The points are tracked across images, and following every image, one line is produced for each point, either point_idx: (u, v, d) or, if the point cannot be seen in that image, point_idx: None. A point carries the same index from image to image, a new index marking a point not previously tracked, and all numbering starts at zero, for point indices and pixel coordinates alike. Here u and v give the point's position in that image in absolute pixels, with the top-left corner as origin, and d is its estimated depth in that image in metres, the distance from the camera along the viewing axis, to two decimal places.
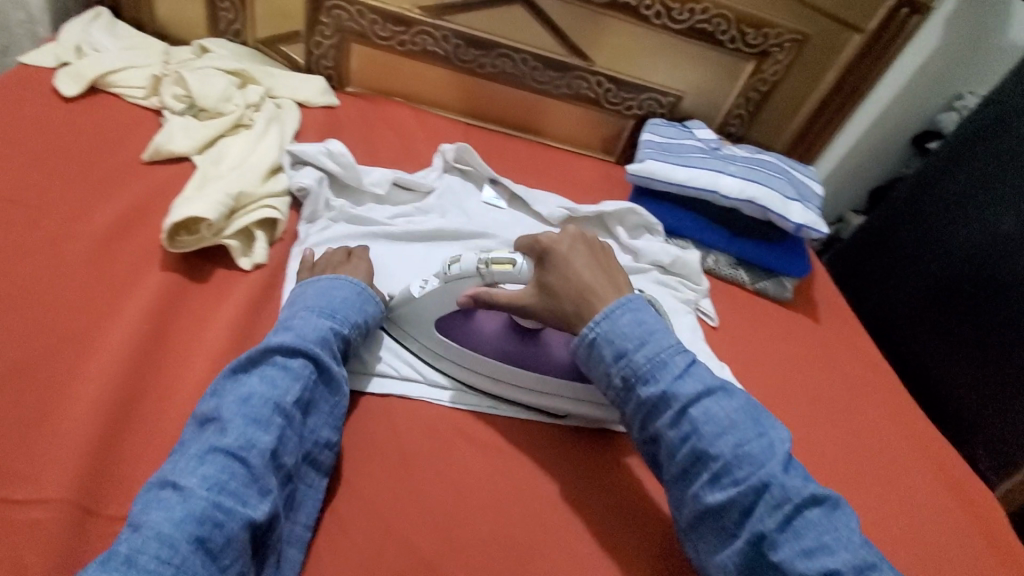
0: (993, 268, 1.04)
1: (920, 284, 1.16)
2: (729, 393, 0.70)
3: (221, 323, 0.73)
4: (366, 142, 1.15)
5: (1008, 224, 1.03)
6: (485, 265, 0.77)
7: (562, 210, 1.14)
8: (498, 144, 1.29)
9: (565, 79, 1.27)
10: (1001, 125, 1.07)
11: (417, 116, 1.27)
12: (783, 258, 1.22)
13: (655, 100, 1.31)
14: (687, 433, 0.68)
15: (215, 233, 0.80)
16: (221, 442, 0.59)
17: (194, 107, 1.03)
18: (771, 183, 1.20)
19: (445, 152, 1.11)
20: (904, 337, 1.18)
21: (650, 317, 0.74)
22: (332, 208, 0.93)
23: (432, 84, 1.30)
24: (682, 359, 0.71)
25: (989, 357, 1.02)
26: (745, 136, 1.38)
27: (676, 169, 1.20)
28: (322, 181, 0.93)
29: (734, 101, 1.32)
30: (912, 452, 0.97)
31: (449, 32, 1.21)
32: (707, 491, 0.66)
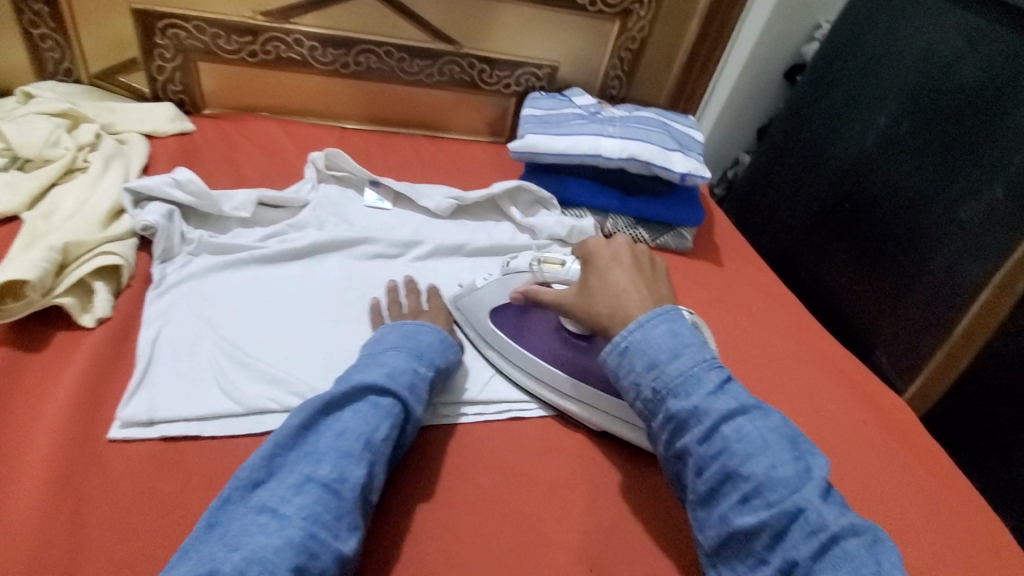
0: (865, 182, 1.06)
1: (807, 207, 1.18)
2: (766, 414, 0.65)
3: (61, 393, 0.65)
4: (228, 162, 1.06)
5: (875, 137, 1.05)
6: (538, 264, 0.86)
7: (449, 200, 1.11)
8: (378, 143, 1.23)
9: (435, 65, 1.21)
10: (854, 44, 1.09)
11: (284, 127, 1.19)
12: (679, 209, 1.23)
13: (531, 74, 1.27)
14: (716, 450, 0.63)
15: (44, 293, 0.71)
16: (317, 473, 0.59)
17: (17, 160, 0.93)
18: (650, 138, 1.22)
19: (315, 160, 1.05)
20: (803, 264, 1.20)
21: (685, 329, 0.69)
22: (189, 240, 0.86)
23: (296, 90, 1.21)
24: (716, 372, 0.66)
25: (879, 266, 1.04)
26: (628, 98, 1.34)
27: (559, 139, 1.19)
28: (173, 214, 0.85)
29: (609, 63, 1.30)
30: (822, 374, 0.99)
31: (301, 34, 1.13)
32: (736, 512, 0.61)
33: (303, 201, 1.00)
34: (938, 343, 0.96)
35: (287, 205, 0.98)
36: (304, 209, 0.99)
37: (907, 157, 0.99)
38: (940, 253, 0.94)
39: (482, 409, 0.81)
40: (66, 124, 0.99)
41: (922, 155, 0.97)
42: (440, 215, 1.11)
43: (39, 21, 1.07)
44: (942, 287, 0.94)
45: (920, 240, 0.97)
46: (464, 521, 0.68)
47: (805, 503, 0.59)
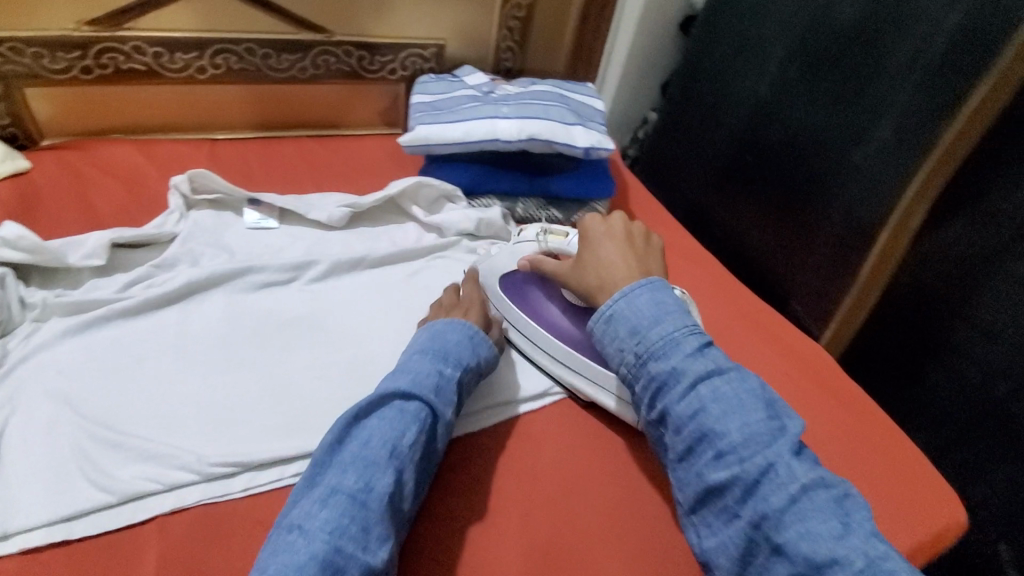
0: (766, 131, 1.04)
1: (711, 162, 1.15)
2: (741, 376, 0.70)
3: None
4: (76, 200, 0.92)
5: (767, 84, 1.01)
6: (543, 235, 0.94)
7: (344, 208, 1.01)
8: (255, 152, 1.10)
9: (307, 59, 1.07)
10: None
11: (142, 149, 1.05)
12: (588, 183, 1.20)
13: (417, 57, 1.17)
14: (693, 412, 0.68)
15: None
16: (342, 484, 0.63)
17: None
18: (549, 115, 1.15)
19: (177, 184, 0.93)
20: (712, 221, 1.19)
21: (669, 302, 0.75)
22: (30, 306, 0.78)
23: (151, 105, 1.03)
24: (700, 340, 0.72)
25: (787, 214, 1.04)
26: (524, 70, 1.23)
27: (455, 124, 1.11)
28: (6, 278, 0.78)
29: (498, 35, 1.19)
30: (747, 337, 0.98)
31: (140, 41, 0.95)
32: (710, 467, 0.66)
33: (169, 233, 0.90)
34: (846, 284, 0.97)
35: (148, 242, 0.89)
36: (171, 243, 0.90)
37: (803, 101, 0.96)
38: (845, 192, 0.93)
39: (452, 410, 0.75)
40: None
41: (817, 98, 0.94)
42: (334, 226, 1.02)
43: None
44: (844, 231, 0.94)
45: (823, 185, 0.96)
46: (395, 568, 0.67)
47: (776, 459, 0.64)
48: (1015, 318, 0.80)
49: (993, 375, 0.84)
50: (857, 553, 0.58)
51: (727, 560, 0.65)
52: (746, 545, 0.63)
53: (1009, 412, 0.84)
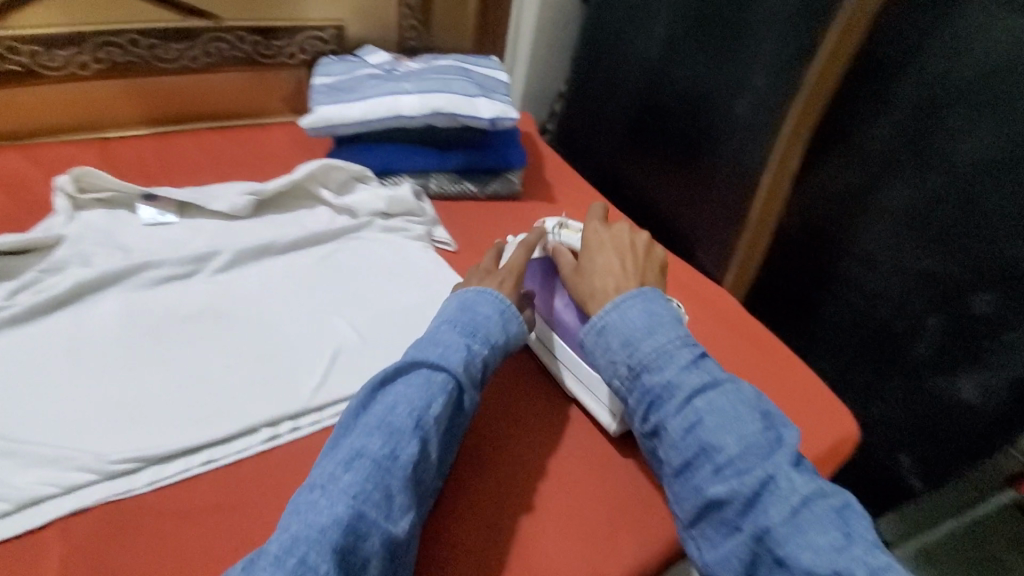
0: (660, 92, 0.99)
1: (624, 117, 1.07)
2: (426, 413, 0.53)
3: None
4: None
5: (659, 46, 0.97)
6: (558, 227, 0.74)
7: (247, 195, 0.80)
8: None
9: (196, 47, 0.92)
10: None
11: None
12: (499, 152, 0.95)
13: (316, 38, 1.01)
14: (368, 430, 0.52)
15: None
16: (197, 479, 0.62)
17: None
18: (450, 85, 0.89)
19: (61, 186, 0.74)
20: (627, 179, 1.10)
21: (484, 309, 0.62)
22: None
23: (17, 110, 0.87)
24: (437, 359, 0.56)
25: (694, 171, 0.96)
26: (433, 48, 1.14)
27: (353, 105, 0.86)
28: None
29: (399, 12, 1.06)
30: None
31: (13, 39, 0.81)
32: (335, 476, 0.48)
33: (57, 239, 0.70)
34: (735, 230, 0.93)
35: (36, 248, 0.69)
36: (57, 249, 0.69)
37: (687, 61, 0.93)
38: (728, 143, 0.90)
39: (199, 458, 0.55)
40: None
41: (697, 61, 0.92)
42: (242, 217, 0.81)
43: None
44: (739, 185, 0.90)
45: (710, 142, 0.92)
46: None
47: (774, 470, 0.52)
48: (930, 262, 0.76)
49: (911, 339, 0.81)
50: (859, 563, 0.47)
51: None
52: (336, 551, 0.44)
53: (916, 385, 0.82)
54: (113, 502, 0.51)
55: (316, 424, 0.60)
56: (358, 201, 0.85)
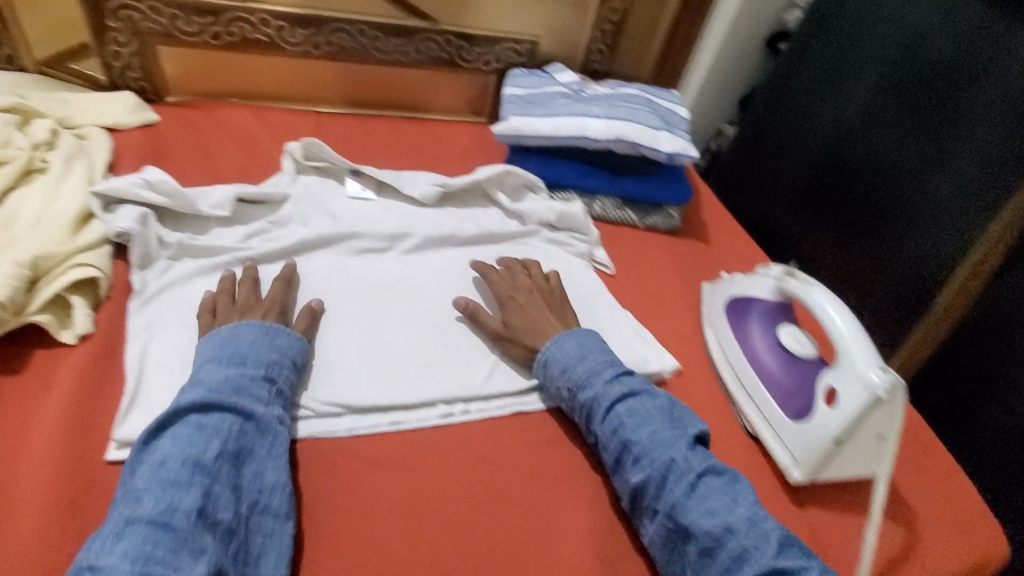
0: (847, 158, 0.97)
1: (793, 178, 1.06)
2: (187, 451, 0.50)
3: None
4: None
5: (856, 112, 0.95)
6: (786, 278, 0.73)
7: (436, 187, 0.88)
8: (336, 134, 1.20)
9: (411, 44, 1.01)
10: (827, 19, 0.98)
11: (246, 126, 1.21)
12: (667, 187, 0.97)
13: (511, 50, 1.07)
14: (137, 494, 0.48)
15: (18, 311, 0.58)
16: (137, 512, 0.46)
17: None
18: (637, 115, 0.93)
19: (291, 151, 0.85)
20: (787, 241, 1.09)
21: (245, 338, 0.60)
22: None
23: (255, 75, 0.98)
24: (209, 395, 0.53)
25: (871, 248, 0.95)
26: (611, 72, 1.18)
27: (543, 120, 0.91)
28: (149, 218, 0.69)
29: (591, 36, 1.11)
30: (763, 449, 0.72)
31: (266, 13, 0.91)
32: (103, 550, 0.44)
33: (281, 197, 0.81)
34: (916, 314, 0.92)
35: (265, 201, 0.80)
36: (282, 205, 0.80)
37: (887, 136, 0.91)
38: (913, 229, 0.89)
39: (387, 418, 0.62)
40: (15, 121, 0.76)
41: (897, 138, 0.90)
42: (427, 205, 0.88)
43: None
44: (931, 271, 0.88)
45: (900, 217, 0.90)
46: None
47: (678, 454, 0.58)
48: None
49: None
50: (742, 519, 0.54)
51: (659, 554, 0.56)
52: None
53: None
54: (318, 440, 0.60)
55: (483, 411, 0.66)
56: (532, 209, 0.90)
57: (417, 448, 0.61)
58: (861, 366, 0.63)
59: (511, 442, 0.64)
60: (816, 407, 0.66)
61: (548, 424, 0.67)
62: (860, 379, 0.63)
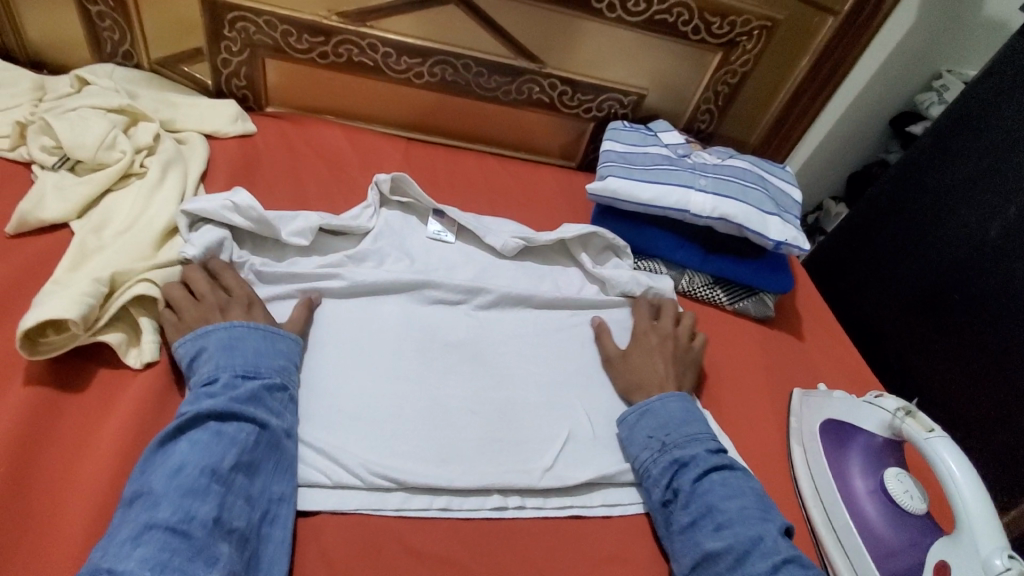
0: (978, 277, 0.85)
1: (910, 283, 0.94)
2: (208, 455, 0.49)
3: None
4: None
5: (998, 228, 0.82)
6: (901, 415, 0.63)
7: (518, 239, 0.82)
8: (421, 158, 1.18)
9: (514, 84, 0.97)
10: (985, 113, 0.85)
11: None
12: (765, 273, 0.88)
13: (614, 101, 1.02)
14: (153, 499, 0.46)
15: (90, 328, 0.57)
16: (155, 517, 0.44)
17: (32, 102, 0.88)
18: (745, 193, 0.85)
19: (378, 182, 0.81)
20: (891, 351, 0.97)
21: (249, 345, 0.58)
22: None
23: (353, 95, 0.97)
24: (229, 404, 0.52)
25: (993, 385, 0.82)
26: (715, 135, 1.11)
27: (645, 186, 0.85)
28: (225, 243, 0.68)
29: (702, 96, 1.04)
30: None
31: (377, 40, 0.90)
32: (119, 554, 0.42)
33: (362, 229, 0.78)
34: None
35: (346, 232, 0.78)
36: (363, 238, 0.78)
37: None
38: None
39: (438, 501, 0.57)
40: (122, 121, 0.77)
41: None
42: (506, 256, 0.83)
43: None
44: None
45: None
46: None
47: (767, 534, 0.55)
48: None
49: None
50: None
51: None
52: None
53: None
54: (364, 515, 0.55)
55: (540, 509, 0.60)
56: (617, 275, 0.82)
57: (466, 543, 0.56)
58: (983, 547, 0.53)
59: (567, 553, 0.57)
60: None
61: (609, 535, 0.60)
62: (979, 561, 0.53)
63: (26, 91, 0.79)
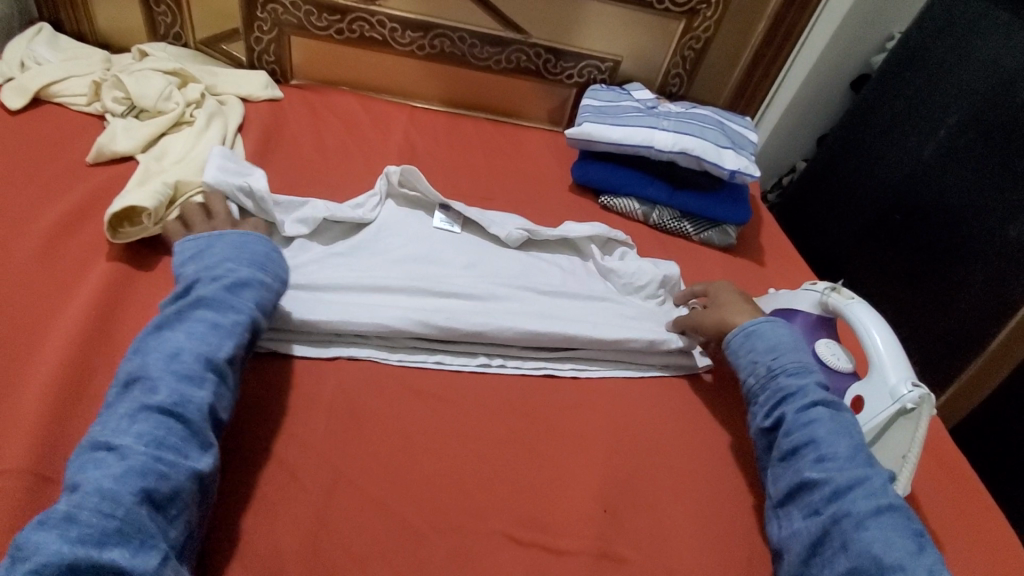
0: (918, 193, 0.94)
1: (863, 211, 1.04)
2: (204, 344, 0.54)
3: (60, 333, 0.60)
4: None
5: (933, 148, 0.92)
6: (829, 292, 0.74)
7: (522, 230, 0.84)
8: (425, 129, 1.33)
9: (503, 53, 1.12)
10: (920, 52, 0.96)
11: None
12: (727, 204, 1.00)
13: (593, 67, 1.16)
14: (151, 383, 0.51)
15: (157, 222, 0.71)
16: (152, 400, 0.50)
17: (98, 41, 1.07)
18: (704, 132, 0.98)
19: (389, 174, 0.85)
20: (848, 275, 1.07)
21: (258, 249, 0.65)
22: None
23: (365, 66, 1.12)
24: (222, 299, 0.58)
25: (933, 288, 0.92)
26: (686, 98, 1.24)
27: (615, 128, 0.98)
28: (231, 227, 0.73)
29: (670, 62, 1.18)
30: None
31: (385, 16, 1.05)
32: (119, 430, 0.48)
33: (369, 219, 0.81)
34: (973, 354, 0.89)
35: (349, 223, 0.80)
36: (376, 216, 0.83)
37: (965, 172, 0.88)
38: (982, 271, 0.85)
39: (433, 356, 0.70)
40: (175, 82, 0.93)
41: (978, 174, 0.86)
42: (510, 247, 0.85)
43: None
44: (988, 314, 0.85)
45: (967, 257, 0.87)
46: (324, 486, 0.56)
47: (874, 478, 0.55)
48: None
49: None
50: (922, 566, 0.49)
51: (796, 556, 0.55)
52: (138, 496, 0.44)
53: None
54: (372, 362, 0.68)
55: (519, 368, 0.71)
56: (625, 270, 0.83)
57: (455, 387, 0.68)
58: (891, 378, 0.63)
59: (538, 400, 0.69)
60: None
61: (575, 391, 0.71)
62: (887, 390, 0.62)
63: (97, 61, 0.96)
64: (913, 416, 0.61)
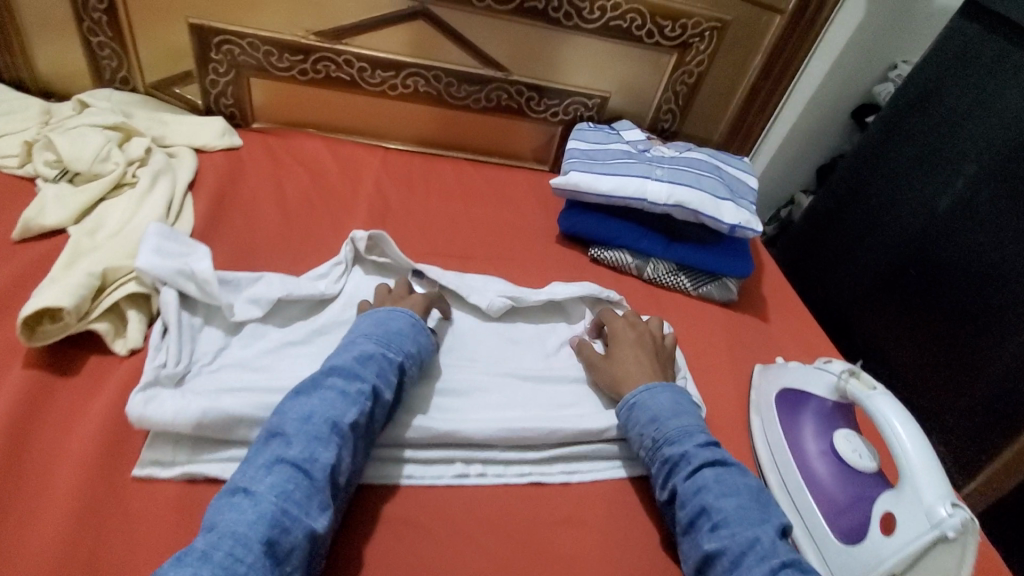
0: (935, 247, 0.88)
1: (874, 262, 0.96)
2: (335, 409, 0.53)
3: None
4: None
5: (950, 199, 0.85)
6: (846, 376, 0.66)
7: (505, 299, 0.75)
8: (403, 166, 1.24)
9: (483, 92, 1.04)
10: (933, 94, 0.88)
11: None
12: (726, 258, 0.92)
13: (580, 104, 1.08)
14: (288, 437, 0.51)
15: (81, 316, 0.62)
16: (286, 453, 0.50)
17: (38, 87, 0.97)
18: (701, 180, 0.91)
19: (355, 240, 0.76)
20: (861, 331, 1.00)
21: (395, 325, 0.63)
22: None
23: (333, 108, 1.04)
24: (354, 367, 0.57)
25: (957, 353, 0.85)
26: (679, 133, 1.16)
27: (604, 177, 0.90)
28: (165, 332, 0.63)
29: (661, 98, 1.10)
30: None
31: (352, 55, 0.97)
32: (256, 477, 0.48)
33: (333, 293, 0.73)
34: (1012, 430, 0.80)
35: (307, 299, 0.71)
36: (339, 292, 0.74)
37: (988, 227, 0.81)
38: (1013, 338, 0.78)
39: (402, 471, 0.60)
40: (118, 137, 0.84)
41: (1001, 228, 0.79)
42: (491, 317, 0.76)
43: (98, 27, 0.92)
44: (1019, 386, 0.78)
45: (992, 321, 0.80)
46: None
47: (764, 536, 0.53)
48: None
49: None
50: None
51: None
52: (264, 544, 0.44)
53: None
54: None
55: (501, 475, 0.63)
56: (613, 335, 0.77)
57: (430, 504, 0.59)
58: (926, 496, 0.55)
59: (527, 515, 0.61)
60: (870, 535, 0.57)
61: (566, 498, 0.63)
62: (924, 510, 0.54)
63: (33, 115, 0.87)
64: (955, 544, 0.52)
